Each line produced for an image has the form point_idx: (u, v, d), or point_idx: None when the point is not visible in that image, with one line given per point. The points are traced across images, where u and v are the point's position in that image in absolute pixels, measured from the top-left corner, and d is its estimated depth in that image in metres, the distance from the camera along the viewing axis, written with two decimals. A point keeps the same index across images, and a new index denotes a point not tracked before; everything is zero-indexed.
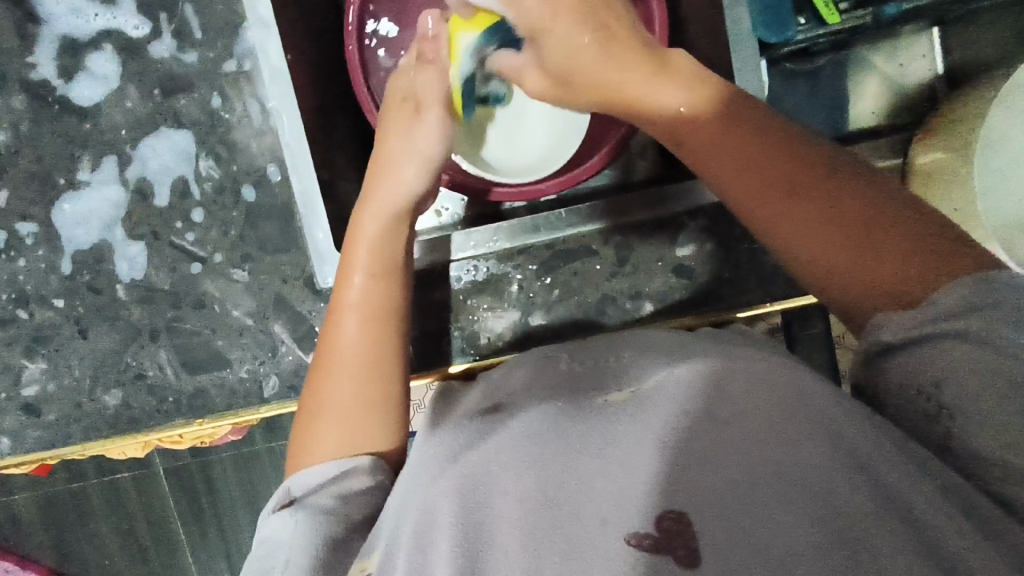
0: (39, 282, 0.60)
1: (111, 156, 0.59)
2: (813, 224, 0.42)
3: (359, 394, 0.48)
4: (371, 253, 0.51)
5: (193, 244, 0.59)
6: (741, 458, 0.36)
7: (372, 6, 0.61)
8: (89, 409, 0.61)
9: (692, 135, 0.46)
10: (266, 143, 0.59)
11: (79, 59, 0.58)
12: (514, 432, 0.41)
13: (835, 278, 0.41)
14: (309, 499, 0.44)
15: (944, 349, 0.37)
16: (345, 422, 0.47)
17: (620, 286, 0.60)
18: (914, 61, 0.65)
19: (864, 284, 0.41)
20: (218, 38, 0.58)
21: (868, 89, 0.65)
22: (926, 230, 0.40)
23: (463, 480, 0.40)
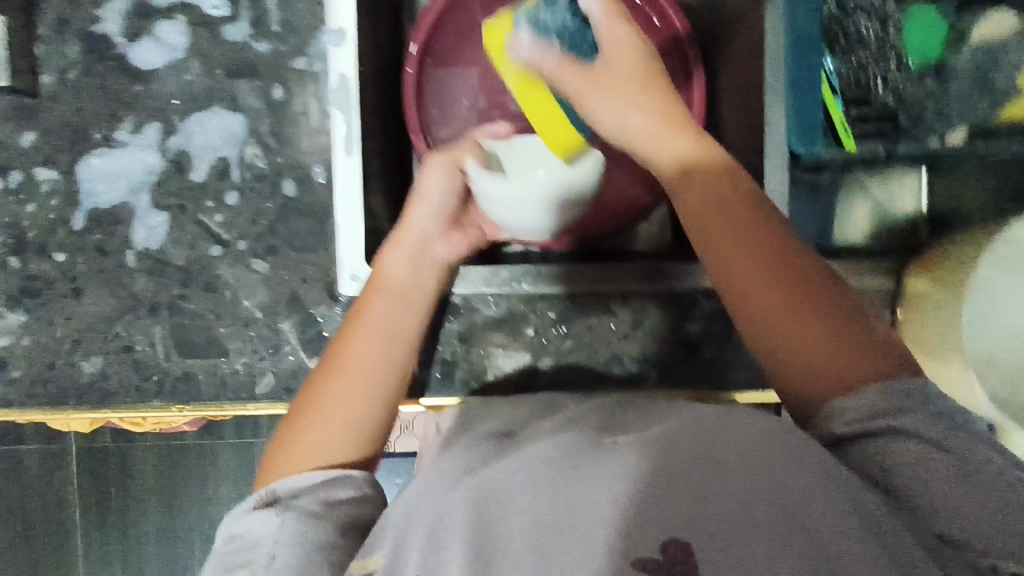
0: (43, 232, 0.57)
1: (155, 123, 0.58)
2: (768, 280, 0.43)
3: (347, 414, 0.46)
4: (402, 290, 0.51)
5: (219, 226, 0.58)
6: (755, 503, 0.34)
7: (435, 41, 0.64)
8: (62, 373, 0.58)
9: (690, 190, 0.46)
10: (318, 144, 0.59)
11: (147, 24, 0.57)
12: (528, 454, 0.39)
13: (762, 312, 0.42)
14: (292, 498, 0.41)
15: (897, 444, 0.36)
16: (329, 429, 0.45)
17: (629, 347, 0.63)
18: (901, 198, 0.73)
19: (830, 366, 0.40)
20: (293, 36, 0.58)
21: (858, 211, 0.73)
22: (876, 347, 0.41)
23: (478, 491, 0.37)
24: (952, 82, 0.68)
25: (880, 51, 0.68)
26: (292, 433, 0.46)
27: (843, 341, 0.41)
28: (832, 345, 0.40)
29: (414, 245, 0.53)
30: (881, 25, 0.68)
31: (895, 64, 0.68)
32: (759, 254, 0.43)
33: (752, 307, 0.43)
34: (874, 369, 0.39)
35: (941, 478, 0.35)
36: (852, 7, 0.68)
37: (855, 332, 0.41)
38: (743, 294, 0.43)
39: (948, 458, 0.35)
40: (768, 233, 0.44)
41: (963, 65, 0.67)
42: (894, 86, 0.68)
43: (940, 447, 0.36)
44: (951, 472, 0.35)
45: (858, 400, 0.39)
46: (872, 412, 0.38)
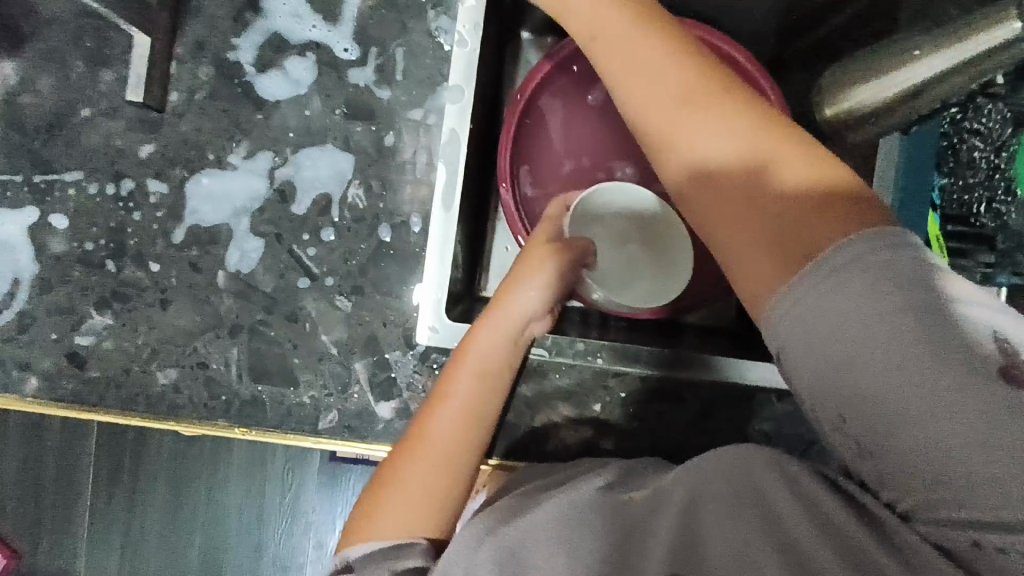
0: (143, 240, 0.59)
1: (267, 152, 0.59)
2: (729, 200, 0.36)
3: (429, 487, 0.46)
4: (487, 366, 0.50)
5: (311, 260, 0.59)
6: (747, 524, 0.36)
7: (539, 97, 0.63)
8: (136, 379, 0.59)
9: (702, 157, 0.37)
10: (419, 194, 0.60)
11: (278, 57, 0.59)
12: (550, 509, 0.41)
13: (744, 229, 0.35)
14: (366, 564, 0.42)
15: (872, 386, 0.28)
16: (409, 503, 0.45)
17: (694, 441, 0.61)
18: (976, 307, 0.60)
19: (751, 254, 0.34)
20: (414, 86, 0.59)
21: None
22: (818, 225, 0.32)
23: (508, 549, 0.39)
24: None
25: (988, 176, 0.60)
26: (380, 499, 0.46)
27: (795, 234, 0.33)
28: (759, 230, 0.34)
29: (509, 319, 0.51)
30: (993, 152, 0.59)
31: (1007, 192, 0.59)
32: (800, 157, 0.35)
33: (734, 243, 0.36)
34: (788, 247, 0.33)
35: (903, 378, 0.27)
36: (964, 130, 0.61)
37: (811, 221, 0.33)
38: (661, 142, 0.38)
39: (920, 338, 0.27)
40: (689, 98, 0.37)
41: None
42: (1002, 209, 0.59)
43: (909, 325, 0.28)
44: (899, 361, 0.28)
45: (798, 291, 0.31)
46: (840, 311, 0.29)
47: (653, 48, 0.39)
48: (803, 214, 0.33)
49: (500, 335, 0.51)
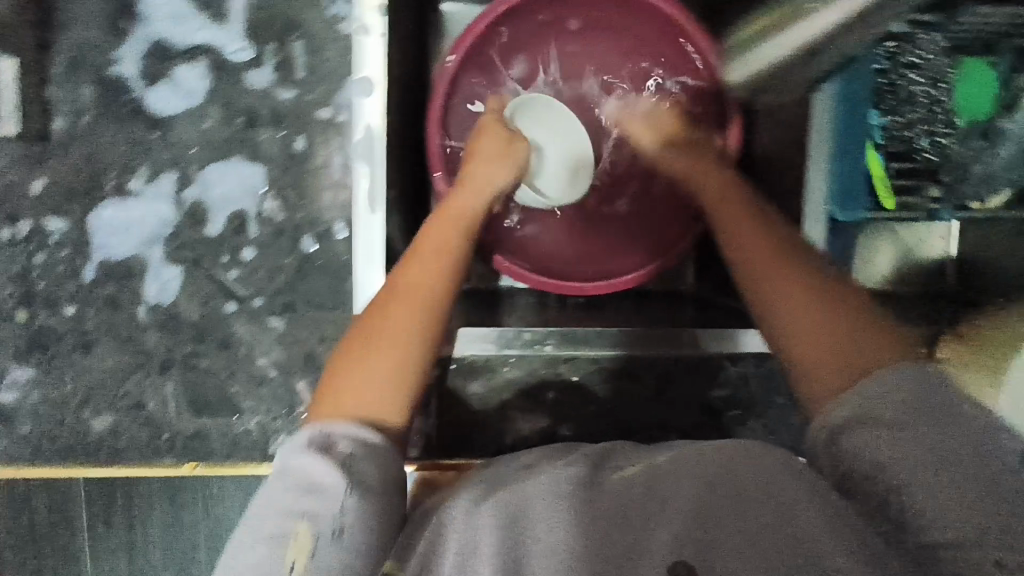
0: (53, 283, 0.55)
1: (170, 172, 0.55)
2: (789, 285, 0.38)
3: (388, 362, 0.36)
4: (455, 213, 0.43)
5: (236, 282, 0.56)
6: (754, 524, 0.31)
7: (470, 58, 0.51)
8: (71, 429, 0.56)
9: (738, 243, 0.41)
10: (340, 199, 0.56)
11: (165, 67, 0.54)
12: (552, 477, 0.35)
13: (806, 333, 0.36)
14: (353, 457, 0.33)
15: (868, 437, 0.31)
16: (362, 370, 0.36)
17: (652, 417, 0.61)
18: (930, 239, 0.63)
19: (811, 340, 0.36)
20: (319, 82, 0.54)
21: (883, 248, 0.63)
22: (862, 329, 0.35)
23: (506, 509, 0.34)
24: (1002, 145, 0.65)
25: (929, 109, 0.65)
26: (330, 396, 0.36)
27: (837, 334, 0.35)
28: (835, 334, 0.35)
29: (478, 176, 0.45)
30: (932, 86, 0.65)
31: (941, 125, 0.65)
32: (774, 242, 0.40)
33: (783, 318, 0.37)
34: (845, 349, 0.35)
35: (933, 468, 0.29)
36: (903, 64, 0.64)
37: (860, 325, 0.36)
38: (749, 269, 0.40)
39: (953, 435, 0.30)
40: (757, 231, 0.41)
41: (1013, 126, 0.65)
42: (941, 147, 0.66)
43: (934, 422, 0.30)
44: (948, 463, 0.29)
45: (858, 391, 0.33)
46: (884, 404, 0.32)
47: (733, 189, 0.44)
48: (851, 328, 0.36)
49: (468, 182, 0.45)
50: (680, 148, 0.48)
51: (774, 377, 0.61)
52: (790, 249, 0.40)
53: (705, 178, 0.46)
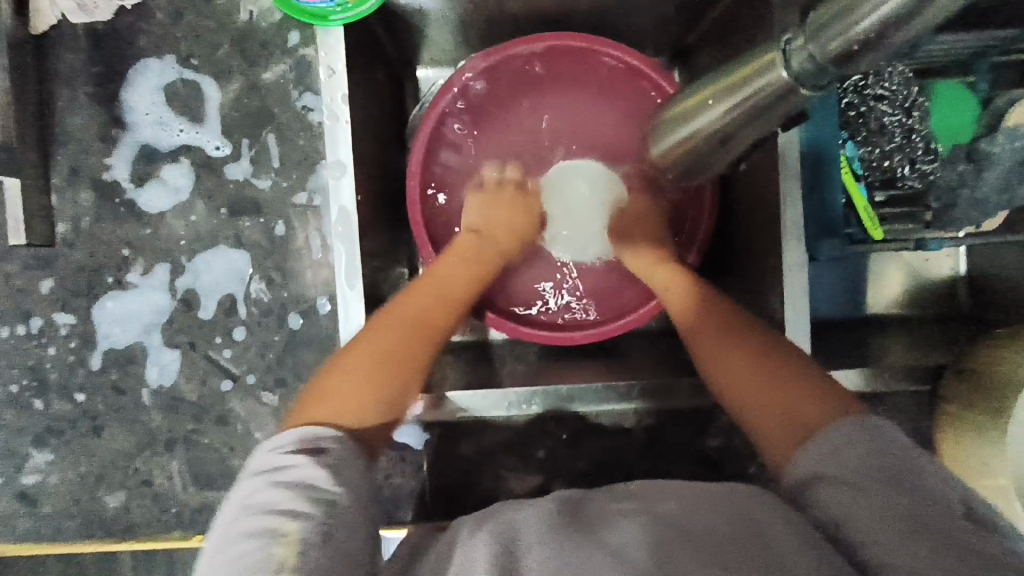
0: (64, 373, 0.59)
1: (164, 263, 0.59)
2: (741, 360, 0.43)
3: (376, 374, 0.41)
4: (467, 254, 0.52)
5: (229, 361, 0.59)
6: (722, 541, 0.34)
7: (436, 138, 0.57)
8: (87, 508, 0.60)
9: (698, 328, 0.47)
10: (321, 276, 0.59)
11: (153, 168, 0.58)
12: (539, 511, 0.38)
13: (761, 407, 0.41)
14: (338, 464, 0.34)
15: (831, 499, 0.35)
16: (354, 376, 0.41)
17: (644, 467, 0.61)
18: (938, 260, 0.68)
19: (766, 413, 0.41)
20: (293, 169, 0.58)
21: (891, 274, 0.68)
22: (810, 395, 0.40)
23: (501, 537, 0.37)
24: (989, 167, 0.63)
25: (905, 138, 0.64)
26: (313, 398, 0.40)
27: (787, 399, 0.40)
28: (787, 399, 0.40)
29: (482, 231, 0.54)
30: (905, 114, 0.63)
31: (922, 151, 0.64)
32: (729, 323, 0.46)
33: (740, 392, 0.43)
34: (794, 416, 0.40)
35: (877, 517, 0.33)
36: (870, 97, 0.63)
37: (806, 387, 0.40)
38: (709, 349, 0.45)
39: (884, 485, 0.34)
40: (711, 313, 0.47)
41: (999, 149, 0.63)
42: (923, 174, 0.64)
43: (867, 477, 0.34)
44: (890, 514, 0.33)
45: (806, 455, 0.37)
46: (835, 471, 0.35)
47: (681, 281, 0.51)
48: (797, 392, 0.41)
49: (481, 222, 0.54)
50: (636, 233, 0.54)
51: None
52: (748, 327, 0.45)
53: (667, 266, 0.52)
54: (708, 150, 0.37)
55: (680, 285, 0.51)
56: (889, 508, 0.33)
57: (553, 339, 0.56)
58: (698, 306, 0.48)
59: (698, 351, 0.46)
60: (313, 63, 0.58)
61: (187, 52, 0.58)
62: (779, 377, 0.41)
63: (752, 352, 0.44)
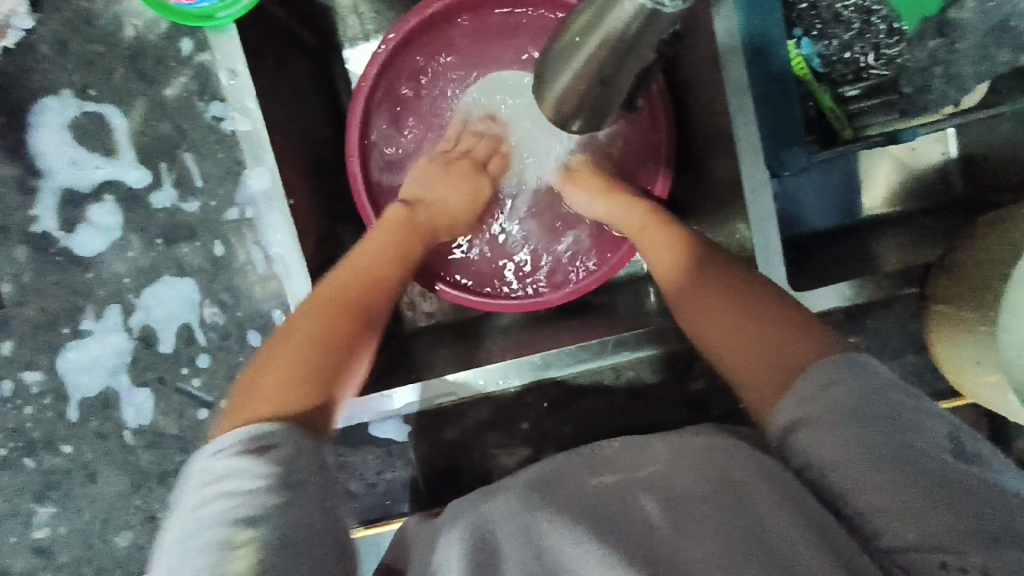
0: (46, 429, 0.60)
1: (114, 304, 0.58)
2: (721, 301, 0.41)
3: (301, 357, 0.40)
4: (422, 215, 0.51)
5: (200, 389, 0.59)
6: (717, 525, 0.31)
7: (374, 116, 0.55)
8: (100, 550, 0.61)
9: (675, 275, 0.44)
10: (271, 289, 0.58)
11: (79, 210, 0.57)
12: (510, 495, 0.37)
13: (745, 355, 0.38)
14: (275, 449, 0.34)
15: (820, 441, 0.32)
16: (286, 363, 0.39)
17: (632, 421, 0.59)
18: (926, 147, 0.63)
19: (753, 361, 0.38)
20: (219, 185, 0.56)
21: (880, 172, 0.63)
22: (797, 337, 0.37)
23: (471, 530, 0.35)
24: (962, 37, 0.57)
25: (863, 24, 0.59)
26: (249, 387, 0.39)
27: (773, 344, 0.37)
28: (771, 344, 0.38)
29: (434, 211, 0.52)
30: None
31: (885, 34, 0.59)
32: (702, 265, 0.43)
33: (720, 337, 0.40)
34: (782, 360, 0.37)
35: (880, 478, 0.30)
36: None
37: (791, 331, 0.37)
38: (686, 297, 0.42)
39: (886, 433, 0.31)
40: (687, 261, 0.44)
41: (969, 14, 0.57)
42: (891, 58, 0.59)
43: (869, 424, 0.32)
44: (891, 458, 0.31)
45: (797, 397, 0.34)
46: (828, 416, 0.33)
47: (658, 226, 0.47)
48: (779, 333, 0.38)
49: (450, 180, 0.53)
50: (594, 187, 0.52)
51: None
52: (727, 269, 0.42)
53: (632, 213, 0.49)
54: (602, 91, 0.34)
55: (651, 231, 0.47)
56: (886, 458, 0.31)
57: (530, 303, 0.53)
58: (670, 254, 0.45)
59: (675, 299, 0.43)
60: (213, 69, 0.55)
61: (83, 84, 0.55)
62: (765, 317, 0.39)
63: (733, 298, 0.40)
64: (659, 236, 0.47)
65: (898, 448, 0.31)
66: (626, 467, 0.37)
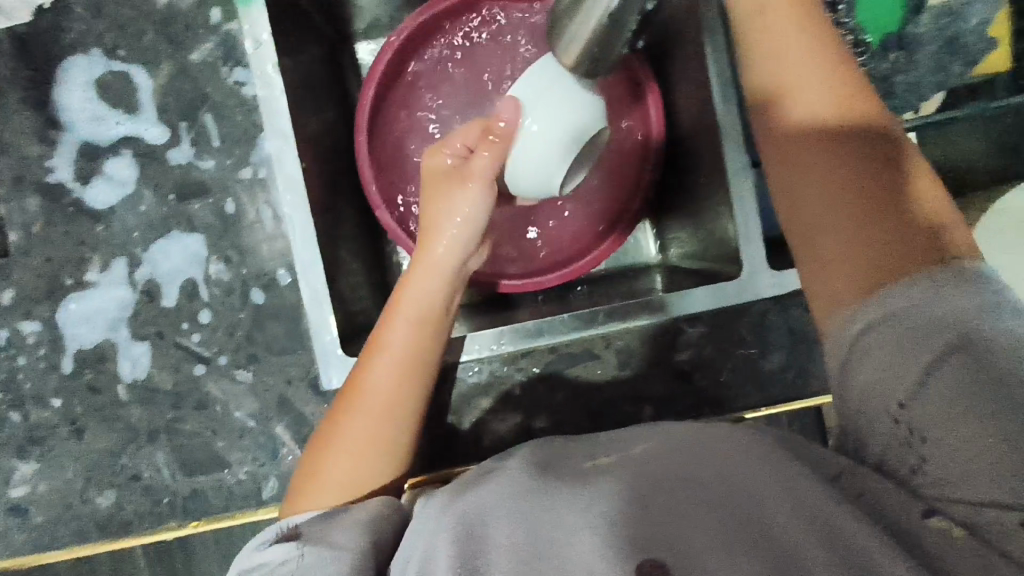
0: (38, 380, 0.60)
1: (121, 257, 0.59)
2: (826, 182, 0.39)
3: (362, 454, 0.45)
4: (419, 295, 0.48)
5: (199, 345, 0.59)
6: (709, 523, 0.35)
7: (384, 101, 0.60)
8: (79, 511, 0.60)
9: (787, 130, 0.41)
10: (278, 248, 0.60)
11: (97, 165, 0.59)
12: (499, 486, 0.40)
13: (826, 238, 0.38)
14: (315, 532, 0.39)
15: (892, 349, 0.34)
16: (344, 464, 0.45)
17: (622, 390, 0.61)
18: None
19: (839, 243, 0.37)
20: (235, 146, 0.59)
21: None
22: (914, 247, 0.36)
23: (461, 519, 0.38)
24: (917, 50, 0.63)
25: (833, 35, 0.63)
26: (313, 476, 0.45)
27: (864, 239, 0.37)
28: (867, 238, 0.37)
29: (438, 274, 0.49)
30: (829, 9, 0.63)
31: (852, 45, 0.63)
32: (828, 142, 0.39)
33: (810, 208, 0.39)
34: (882, 257, 0.36)
35: (957, 423, 0.32)
36: None
37: (909, 243, 0.36)
38: (787, 168, 0.41)
39: (960, 391, 0.32)
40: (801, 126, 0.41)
41: (923, 30, 0.63)
42: (859, 67, 0.63)
43: (967, 380, 0.32)
44: (958, 418, 0.32)
45: (885, 297, 0.35)
46: (907, 361, 0.33)
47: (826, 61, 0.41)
48: (875, 235, 0.36)
49: (451, 243, 0.49)
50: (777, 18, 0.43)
51: (734, 326, 0.61)
52: (869, 147, 0.39)
53: (784, 52, 0.42)
54: (608, 26, 0.36)
55: (796, 75, 0.41)
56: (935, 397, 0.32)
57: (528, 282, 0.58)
58: (780, 113, 0.42)
59: (770, 145, 0.42)
60: (239, 37, 0.58)
61: (113, 46, 0.59)
62: (877, 210, 0.37)
63: (859, 181, 0.38)
64: (790, 97, 0.41)
65: (947, 391, 0.32)
66: (620, 451, 0.43)
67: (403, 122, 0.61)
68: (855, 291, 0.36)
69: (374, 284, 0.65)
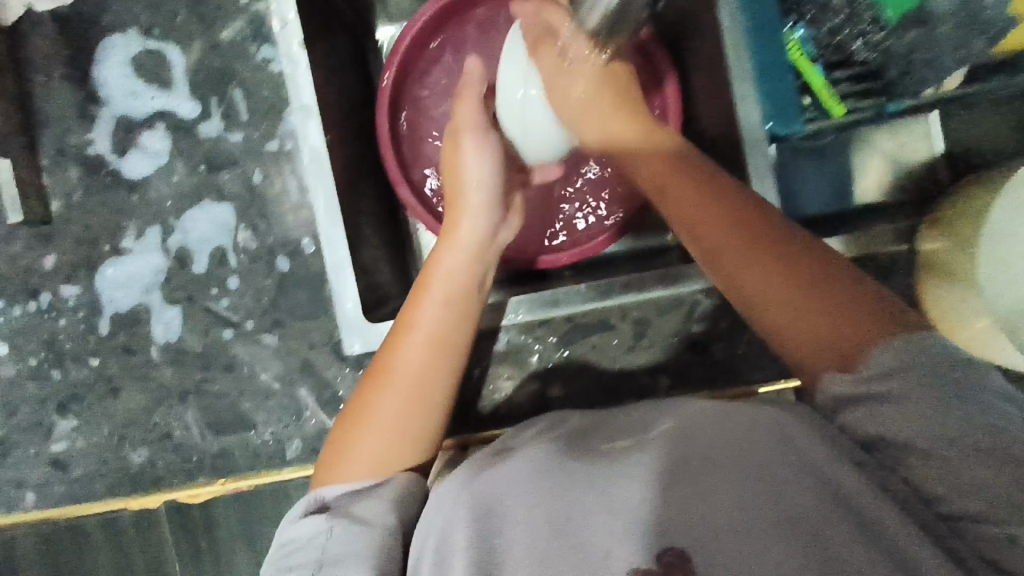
0: (77, 341, 0.63)
1: (155, 225, 0.62)
2: (767, 270, 0.40)
3: (400, 424, 0.45)
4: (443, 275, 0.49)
5: (227, 309, 0.62)
6: (729, 505, 0.36)
7: (406, 80, 0.62)
8: (114, 466, 0.63)
9: (700, 222, 0.43)
10: (302, 217, 0.62)
11: (133, 137, 0.62)
12: (519, 464, 0.42)
13: (793, 321, 0.39)
14: (351, 504, 0.42)
15: (875, 410, 0.35)
16: (381, 438, 0.45)
17: (635, 361, 0.63)
18: (911, 143, 0.59)
19: (807, 330, 0.38)
20: (263, 120, 0.61)
21: (869, 167, 0.58)
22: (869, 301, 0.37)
23: (480, 497, 0.41)
24: None
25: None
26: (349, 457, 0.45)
27: (828, 300, 0.38)
28: (828, 295, 0.38)
29: (464, 248, 0.50)
30: None
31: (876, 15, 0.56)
32: (748, 220, 0.42)
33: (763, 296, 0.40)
34: (849, 327, 0.37)
35: (941, 444, 0.33)
36: None
37: (860, 298, 0.38)
38: (730, 272, 0.41)
39: (947, 414, 0.33)
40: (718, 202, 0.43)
41: None
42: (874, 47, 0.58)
43: (943, 403, 0.33)
44: (951, 439, 0.32)
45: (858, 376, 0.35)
46: (896, 417, 0.34)
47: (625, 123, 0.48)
48: (829, 305, 0.38)
49: (474, 216, 0.51)
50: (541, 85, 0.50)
51: None
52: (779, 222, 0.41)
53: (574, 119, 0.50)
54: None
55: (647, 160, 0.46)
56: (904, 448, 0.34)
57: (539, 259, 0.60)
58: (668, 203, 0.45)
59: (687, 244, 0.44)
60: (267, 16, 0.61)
61: (148, 24, 0.61)
62: (835, 280, 0.38)
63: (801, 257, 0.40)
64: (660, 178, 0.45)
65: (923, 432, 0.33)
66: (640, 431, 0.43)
67: (422, 99, 0.63)
68: (838, 370, 0.36)
69: (394, 255, 0.67)
